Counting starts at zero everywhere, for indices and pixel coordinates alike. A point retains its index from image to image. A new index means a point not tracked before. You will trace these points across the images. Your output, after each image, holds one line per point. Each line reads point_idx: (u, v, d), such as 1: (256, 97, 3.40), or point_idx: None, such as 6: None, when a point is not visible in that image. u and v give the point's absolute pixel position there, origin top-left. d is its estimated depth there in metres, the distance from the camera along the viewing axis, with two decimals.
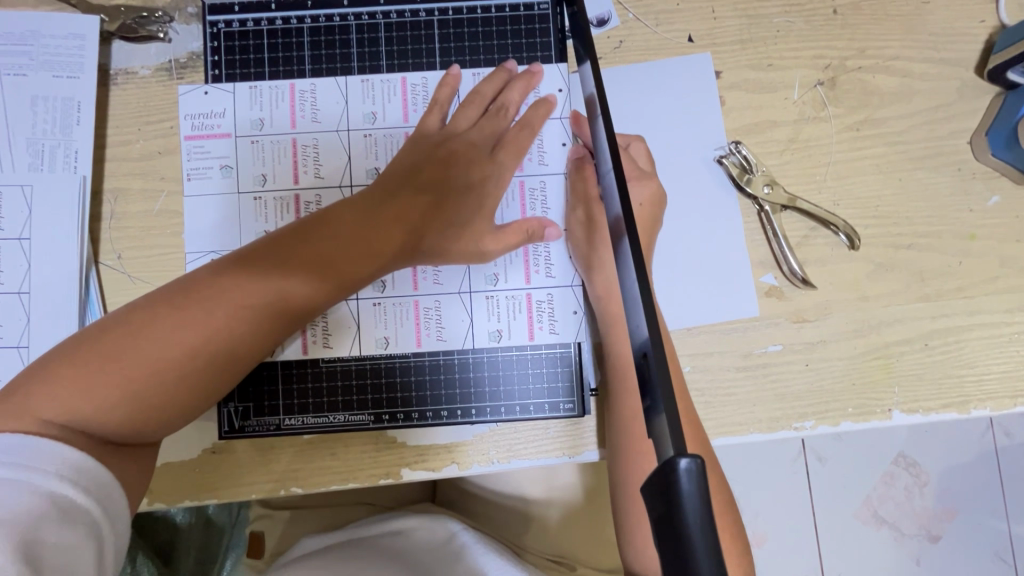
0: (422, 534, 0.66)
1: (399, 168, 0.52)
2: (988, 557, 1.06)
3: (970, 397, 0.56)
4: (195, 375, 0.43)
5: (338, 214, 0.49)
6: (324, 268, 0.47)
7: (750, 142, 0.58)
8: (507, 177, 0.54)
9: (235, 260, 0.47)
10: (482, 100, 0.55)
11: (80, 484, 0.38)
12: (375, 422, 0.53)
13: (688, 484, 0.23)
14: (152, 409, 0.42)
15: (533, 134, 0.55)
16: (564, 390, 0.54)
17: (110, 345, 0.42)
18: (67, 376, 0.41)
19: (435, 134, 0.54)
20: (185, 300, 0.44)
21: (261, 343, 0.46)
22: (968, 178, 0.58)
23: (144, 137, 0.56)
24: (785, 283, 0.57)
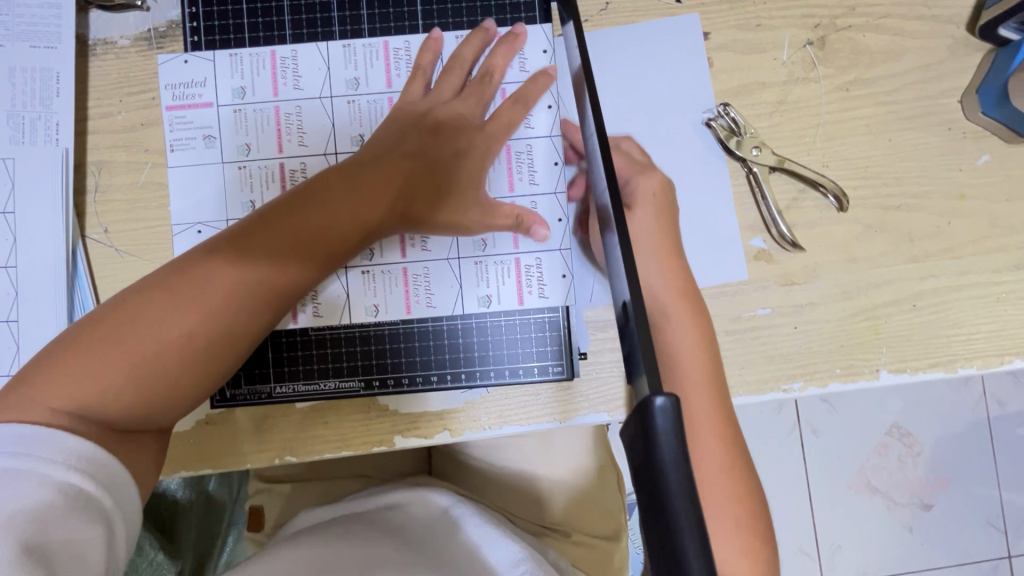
0: (419, 507, 0.66)
1: (386, 137, 0.51)
2: (978, 522, 1.08)
3: (957, 356, 0.56)
4: (200, 357, 0.43)
5: (330, 188, 0.48)
6: (319, 241, 0.47)
7: (739, 105, 0.57)
8: (497, 146, 0.54)
9: (227, 239, 0.45)
10: (463, 64, 0.54)
11: (88, 474, 0.38)
12: (365, 388, 0.54)
13: (665, 423, 0.24)
14: (159, 393, 0.42)
15: (526, 109, 0.54)
16: (552, 354, 0.54)
17: (108, 333, 0.41)
18: (71, 366, 0.40)
19: (420, 101, 0.53)
20: (180, 282, 0.43)
21: (261, 319, 0.46)
22: (957, 137, 0.57)
23: (126, 109, 0.56)
24: (774, 246, 0.57)
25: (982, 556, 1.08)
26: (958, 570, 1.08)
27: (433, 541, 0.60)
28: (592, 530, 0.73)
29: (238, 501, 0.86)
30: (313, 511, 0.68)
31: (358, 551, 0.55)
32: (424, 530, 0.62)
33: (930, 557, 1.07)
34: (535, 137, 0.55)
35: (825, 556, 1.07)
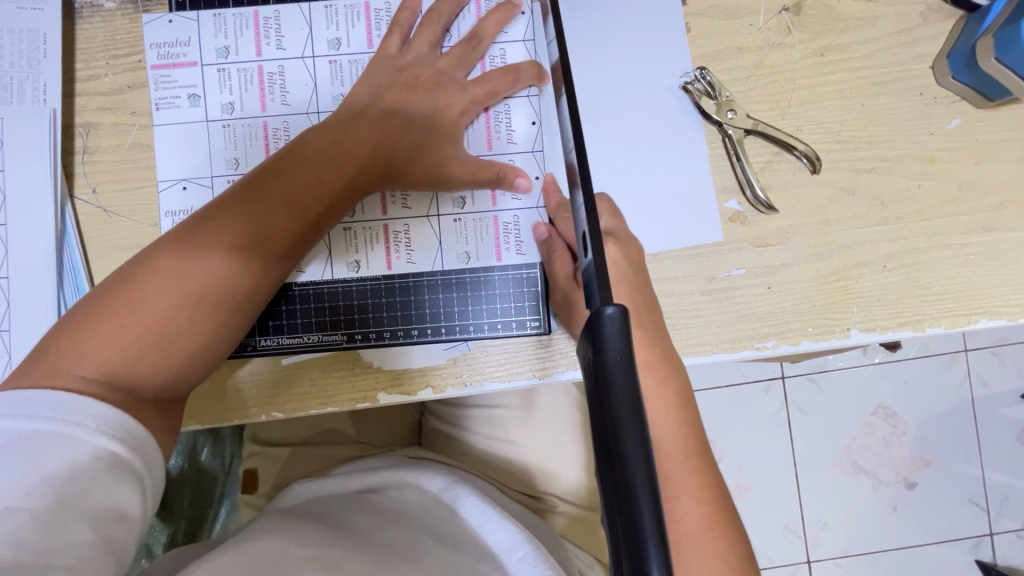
0: (410, 490, 0.63)
1: (365, 94, 0.53)
2: (960, 500, 1.10)
3: (926, 316, 0.58)
4: (210, 319, 0.44)
5: (319, 149, 0.49)
6: (309, 199, 0.48)
7: (715, 70, 0.59)
8: (477, 107, 0.55)
9: (222, 203, 0.46)
10: (440, 18, 0.56)
11: (119, 440, 0.39)
12: (348, 341, 0.55)
13: (614, 351, 0.26)
14: (174, 355, 0.43)
15: (517, 80, 0.55)
16: (530, 308, 0.56)
17: (119, 301, 0.42)
18: (90, 335, 0.41)
19: (396, 55, 0.54)
20: (181, 248, 0.44)
21: (263, 277, 0.46)
22: (929, 102, 0.59)
23: (113, 71, 0.57)
24: (749, 209, 0.58)
25: (964, 533, 1.10)
26: (939, 545, 1.10)
27: (431, 524, 0.59)
28: (588, 503, 0.72)
29: (230, 472, 0.87)
30: (305, 482, 0.67)
31: (350, 531, 0.54)
32: (419, 514, 0.60)
33: (913, 534, 1.10)
34: (511, 96, 0.56)
35: (809, 532, 1.09)
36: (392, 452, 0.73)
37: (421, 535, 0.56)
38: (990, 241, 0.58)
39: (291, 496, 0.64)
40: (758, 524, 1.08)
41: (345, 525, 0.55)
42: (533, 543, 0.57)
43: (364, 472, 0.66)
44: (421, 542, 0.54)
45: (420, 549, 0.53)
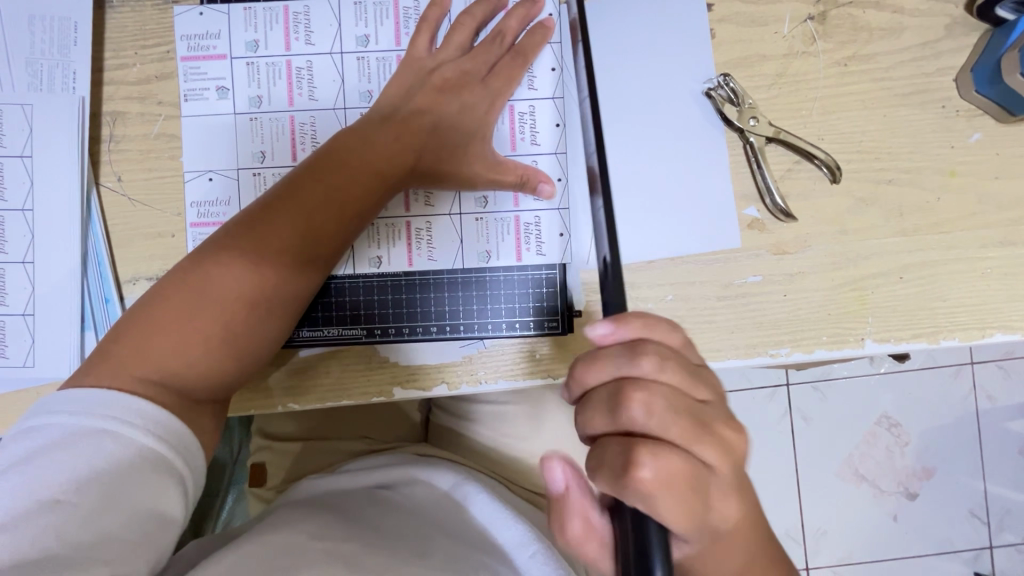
0: (423, 487, 0.64)
1: (394, 93, 0.54)
2: (961, 512, 1.10)
3: (939, 328, 0.58)
4: (261, 320, 0.46)
5: (355, 154, 0.50)
6: (350, 204, 0.49)
7: (738, 77, 0.59)
8: (498, 96, 0.56)
9: (262, 208, 0.47)
10: (473, 22, 0.57)
11: (164, 438, 0.39)
12: (367, 336, 0.56)
13: (610, 374, 0.36)
14: (228, 357, 0.44)
15: (526, 63, 0.56)
16: (547, 309, 0.56)
17: (173, 307, 0.43)
18: (146, 339, 0.42)
19: (425, 57, 0.55)
20: (227, 254, 0.45)
21: (306, 280, 0.48)
22: (951, 115, 0.59)
23: (141, 61, 0.57)
24: (767, 216, 0.58)
25: (964, 545, 1.10)
26: (938, 557, 1.10)
27: (445, 521, 0.59)
28: None
29: (238, 462, 0.88)
30: (316, 478, 0.67)
31: (360, 525, 0.54)
32: (433, 509, 0.61)
33: (914, 545, 1.10)
34: (536, 98, 0.57)
35: (810, 539, 1.09)
36: (402, 449, 0.73)
37: (439, 533, 0.56)
38: (1007, 255, 0.58)
39: (303, 492, 0.65)
40: None
41: (361, 521, 0.55)
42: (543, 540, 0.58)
43: (376, 471, 0.67)
44: (438, 538, 0.55)
45: (436, 546, 0.54)
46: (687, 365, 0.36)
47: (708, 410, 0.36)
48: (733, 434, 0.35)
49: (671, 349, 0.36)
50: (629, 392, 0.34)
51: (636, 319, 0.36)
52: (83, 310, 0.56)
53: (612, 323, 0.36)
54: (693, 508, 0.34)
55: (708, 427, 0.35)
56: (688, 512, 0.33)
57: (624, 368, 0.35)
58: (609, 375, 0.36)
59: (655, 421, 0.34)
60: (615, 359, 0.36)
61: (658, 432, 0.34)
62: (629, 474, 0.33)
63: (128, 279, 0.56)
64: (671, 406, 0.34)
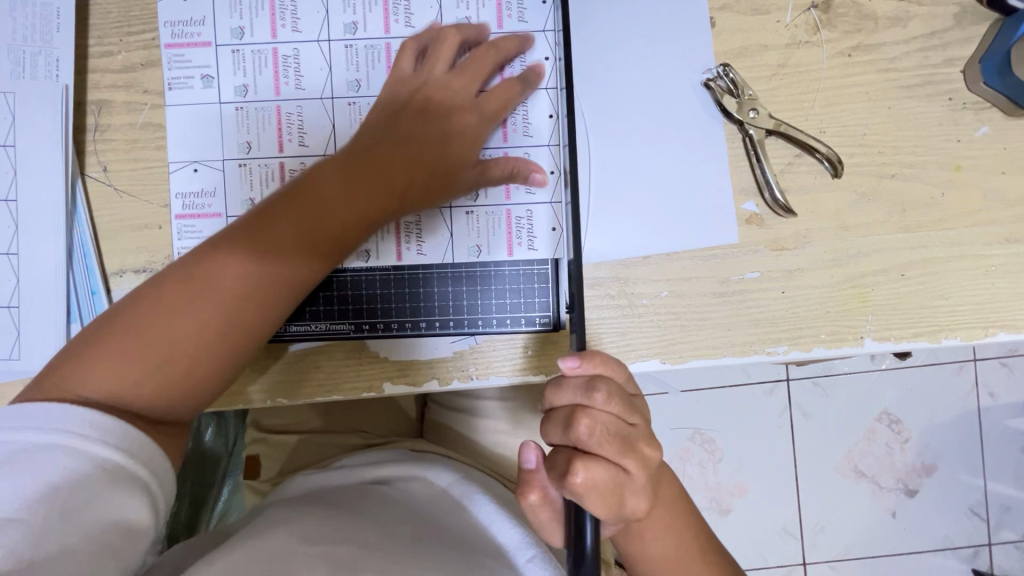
0: (418, 484, 0.64)
1: (382, 111, 0.52)
2: (961, 509, 1.09)
3: (941, 328, 0.57)
4: (218, 348, 0.45)
5: (330, 177, 0.48)
6: (320, 235, 0.47)
7: (739, 67, 0.57)
8: (486, 123, 0.54)
9: (234, 230, 0.47)
10: (460, 39, 0.54)
11: (123, 449, 0.41)
12: (355, 331, 0.55)
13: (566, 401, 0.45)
14: (182, 382, 0.44)
15: (518, 90, 0.54)
16: (539, 304, 0.55)
17: (135, 324, 0.44)
18: (107, 354, 0.43)
19: (411, 74, 0.53)
20: (191, 275, 0.45)
21: (272, 311, 0.47)
22: (958, 108, 0.57)
23: (127, 48, 0.56)
24: (766, 211, 0.57)
25: (962, 542, 1.10)
26: (936, 554, 1.10)
27: (439, 520, 0.59)
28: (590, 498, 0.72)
29: (233, 453, 0.88)
30: (307, 475, 0.67)
31: (357, 524, 0.54)
32: (429, 507, 0.61)
33: (911, 541, 1.09)
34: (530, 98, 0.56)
35: (807, 535, 1.09)
36: (395, 444, 0.73)
37: (431, 534, 0.56)
38: (1013, 253, 0.57)
39: (297, 488, 0.65)
40: (755, 523, 1.08)
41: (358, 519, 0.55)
42: (541, 544, 0.58)
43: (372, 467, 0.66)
44: (427, 539, 0.55)
45: (428, 546, 0.54)
46: (625, 396, 0.45)
47: (636, 432, 0.45)
48: (651, 450, 0.45)
49: (617, 384, 0.45)
50: (578, 416, 0.43)
51: (596, 357, 0.46)
52: (69, 303, 0.55)
53: (579, 357, 0.45)
54: (614, 505, 0.43)
55: (634, 446, 0.44)
56: (609, 507, 0.43)
57: (579, 398, 0.44)
58: (566, 401, 0.45)
59: (596, 441, 0.43)
60: (574, 390, 0.45)
61: (596, 448, 0.43)
62: (566, 479, 0.42)
63: (114, 271, 0.55)
64: (610, 430, 0.43)
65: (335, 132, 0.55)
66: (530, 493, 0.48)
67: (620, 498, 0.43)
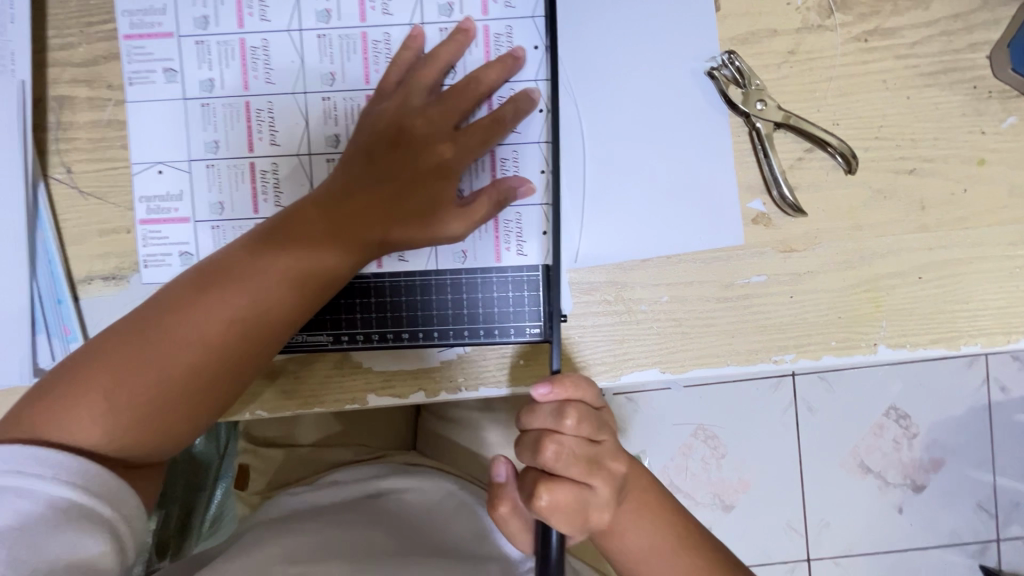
0: (413, 494, 0.63)
1: (370, 137, 0.47)
2: (970, 506, 1.06)
3: (961, 333, 0.53)
4: (196, 397, 0.43)
5: (315, 217, 0.45)
6: (301, 281, 0.45)
7: (745, 54, 0.53)
8: (470, 157, 0.48)
9: (218, 269, 0.44)
10: (440, 62, 0.49)
11: (80, 486, 0.39)
12: (334, 342, 0.51)
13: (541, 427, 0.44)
14: (159, 430, 0.43)
15: (504, 132, 0.49)
16: (530, 314, 0.51)
17: (111, 366, 0.42)
18: (82, 396, 0.41)
19: (392, 95, 0.48)
20: (171, 318, 0.43)
21: (245, 361, 0.44)
22: (983, 97, 0.53)
23: (88, 41, 0.52)
24: (774, 210, 0.53)
25: (970, 538, 1.07)
26: (944, 551, 1.07)
27: (429, 531, 0.59)
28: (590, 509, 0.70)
29: (225, 456, 0.83)
30: (298, 492, 0.64)
31: (342, 538, 0.54)
32: (422, 520, 0.60)
33: (918, 538, 1.06)
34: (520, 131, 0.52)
35: (812, 531, 1.06)
36: (389, 458, 0.70)
37: (419, 545, 0.56)
38: None
39: (291, 506, 0.62)
40: (759, 522, 1.06)
41: (349, 537, 0.55)
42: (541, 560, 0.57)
43: (364, 481, 0.64)
44: (414, 551, 0.55)
45: (415, 559, 0.53)
46: (595, 416, 0.45)
47: (603, 449, 0.45)
48: (618, 465, 0.45)
49: (588, 406, 0.44)
50: (545, 440, 0.43)
51: (566, 380, 0.44)
52: (33, 312, 0.52)
53: (550, 383, 0.44)
54: (579, 523, 0.43)
55: (600, 463, 0.44)
56: (575, 526, 0.43)
57: (548, 422, 0.43)
58: (535, 424, 0.44)
59: (562, 464, 0.42)
60: (545, 415, 0.44)
61: (563, 471, 0.43)
62: (531, 501, 0.42)
63: (81, 279, 0.52)
64: (577, 454, 0.43)
65: (309, 129, 0.51)
66: (502, 505, 0.48)
67: (586, 516, 0.43)
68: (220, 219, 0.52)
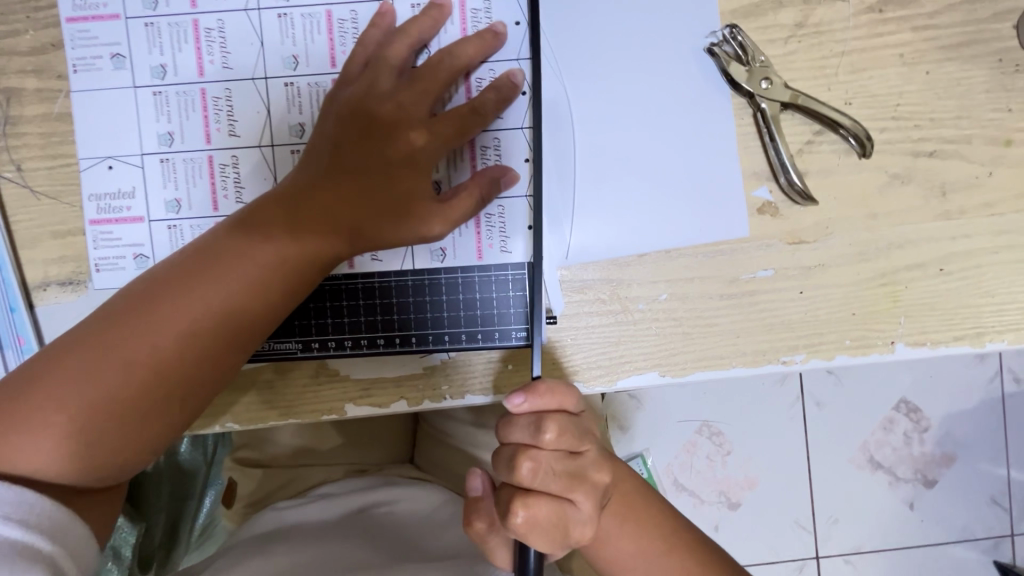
0: (405, 505, 0.60)
1: (336, 124, 0.43)
2: (985, 503, 1.02)
3: (985, 328, 0.49)
4: (153, 415, 0.39)
5: (279, 214, 0.41)
6: (265, 283, 0.41)
7: (749, 28, 0.49)
8: (444, 146, 0.44)
9: (173, 274, 0.40)
10: (409, 39, 0.45)
11: (16, 520, 0.35)
12: (303, 350, 0.48)
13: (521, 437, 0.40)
14: (113, 452, 0.39)
15: (483, 120, 0.44)
16: (516, 316, 0.48)
17: (55, 384, 0.38)
18: (23, 418, 0.37)
19: (358, 78, 0.44)
20: (122, 329, 0.39)
21: (208, 374, 0.40)
22: (1008, 71, 0.48)
23: (34, 27, 0.48)
24: (782, 198, 0.49)
25: (984, 535, 1.02)
26: (958, 549, 1.03)
27: (414, 541, 0.56)
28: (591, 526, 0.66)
29: (214, 464, 0.75)
30: (283, 507, 0.61)
31: (319, 554, 0.52)
32: (413, 531, 0.57)
33: (931, 536, 1.02)
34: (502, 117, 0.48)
35: (820, 530, 1.02)
36: (382, 472, 0.67)
37: (409, 556, 0.53)
38: None
39: (276, 522, 0.59)
40: (766, 523, 1.02)
41: (332, 556, 0.52)
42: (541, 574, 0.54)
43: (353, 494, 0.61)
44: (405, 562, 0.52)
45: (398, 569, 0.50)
46: (578, 426, 0.41)
47: (585, 460, 0.41)
48: (601, 476, 0.41)
49: (570, 416, 0.41)
50: (521, 456, 0.39)
51: (541, 388, 0.40)
52: None
53: (524, 392, 0.40)
54: (560, 540, 0.39)
55: (582, 475, 0.40)
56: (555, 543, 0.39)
57: (526, 435, 0.40)
58: (513, 438, 0.40)
59: (540, 481, 0.39)
60: (523, 429, 0.40)
61: (540, 487, 0.39)
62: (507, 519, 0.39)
63: (36, 286, 0.48)
64: (556, 468, 0.39)
65: (271, 118, 0.47)
66: (478, 521, 0.44)
67: (566, 532, 0.39)
68: (177, 218, 0.48)
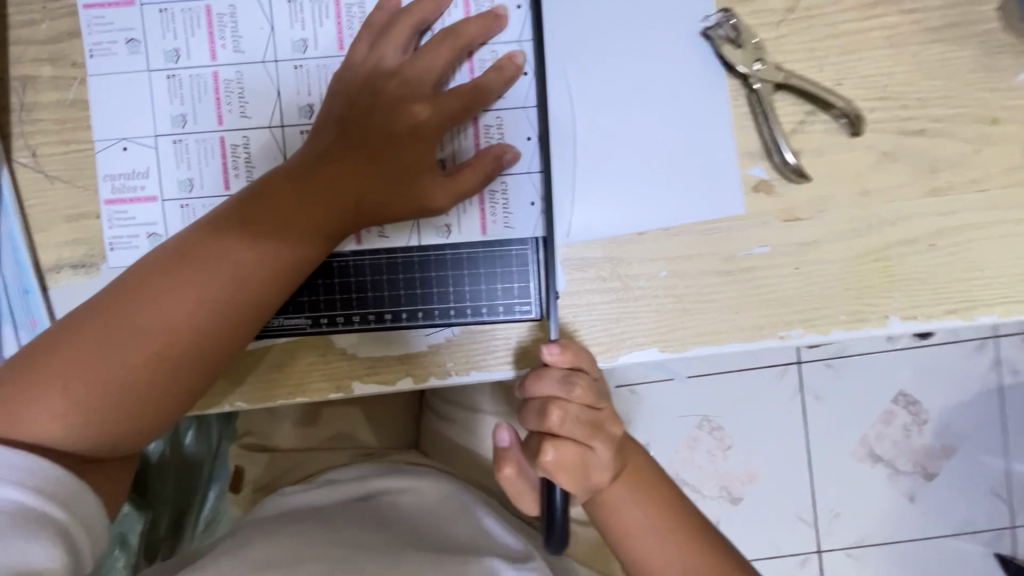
0: (410, 495, 0.60)
1: (343, 104, 0.45)
2: (983, 493, 1.03)
3: (975, 302, 0.50)
4: (165, 383, 0.41)
5: (287, 190, 0.43)
6: (274, 255, 0.42)
7: (742, 12, 0.50)
8: (449, 121, 0.46)
9: (184, 248, 0.42)
10: (412, 20, 0.46)
11: (31, 488, 0.36)
12: (313, 326, 0.49)
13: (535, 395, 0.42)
14: (127, 420, 0.40)
15: (489, 97, 0.47)
16: (519, 292, 0.49)
17: (70, 354, 0.39)
18: (40, 387, 0.38)
19: (364, 59, 0.46)
20: (135, 301, 0.40)
21: (219, 344, 0.42)
22: (993, 52, 0.50)
23: (51, 16, 0.50)
24: (776, 176, 0.50)
25: (984, 525, 1.03)
26: (957, 539, 1.03)
27: (417, 532, 0.56)
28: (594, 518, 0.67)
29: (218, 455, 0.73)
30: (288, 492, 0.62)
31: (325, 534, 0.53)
32: (416, 525, 0.58)
33: (930, 526, 1.03)
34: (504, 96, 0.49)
35: (820, 521, 1.03)
36: (388, 458, 0.68)
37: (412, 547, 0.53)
38: None
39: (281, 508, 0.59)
40: (766, 513, 1.03)
41: (337, 539, 0.52)
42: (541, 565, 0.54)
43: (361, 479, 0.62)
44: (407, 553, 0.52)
45: (400, 558, 0.51)
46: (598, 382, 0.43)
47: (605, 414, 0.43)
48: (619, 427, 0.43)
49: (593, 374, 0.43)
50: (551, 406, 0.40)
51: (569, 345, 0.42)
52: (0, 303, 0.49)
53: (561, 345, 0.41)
54: (582, 481, 0.41)
55: (602, 426, 0.42)
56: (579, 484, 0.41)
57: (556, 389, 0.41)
58: (541, 390, 0.41)
59: (568, 428, 0.40)
60: (553, 381, 0.41)
61: (567, 433, 0.40)
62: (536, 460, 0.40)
63: (49, 267, 0.50)
64: (583, 418, 0.41)
65: (280, 100, 0.48)
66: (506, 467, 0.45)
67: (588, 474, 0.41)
68: (189, 197, 0.49)
